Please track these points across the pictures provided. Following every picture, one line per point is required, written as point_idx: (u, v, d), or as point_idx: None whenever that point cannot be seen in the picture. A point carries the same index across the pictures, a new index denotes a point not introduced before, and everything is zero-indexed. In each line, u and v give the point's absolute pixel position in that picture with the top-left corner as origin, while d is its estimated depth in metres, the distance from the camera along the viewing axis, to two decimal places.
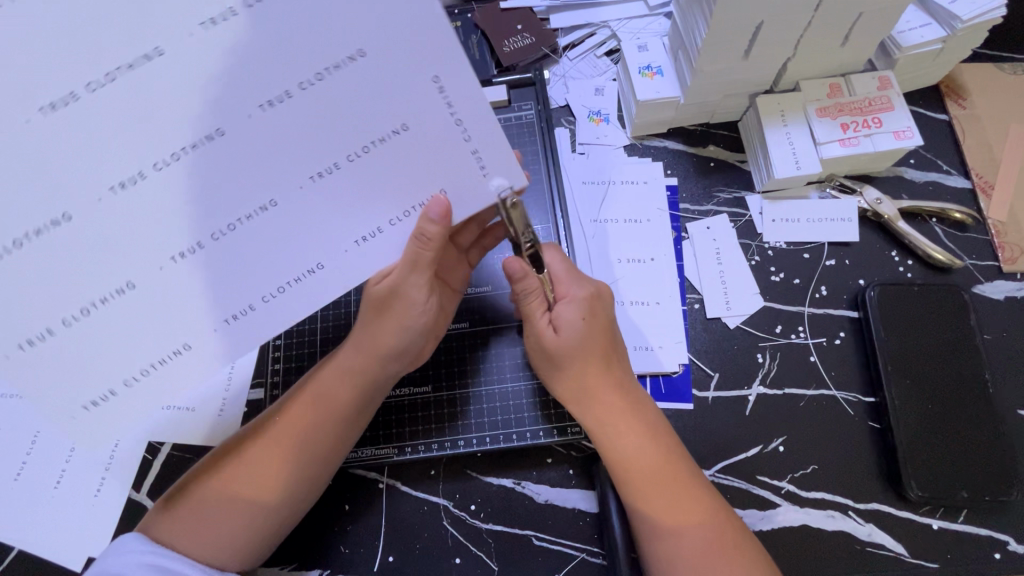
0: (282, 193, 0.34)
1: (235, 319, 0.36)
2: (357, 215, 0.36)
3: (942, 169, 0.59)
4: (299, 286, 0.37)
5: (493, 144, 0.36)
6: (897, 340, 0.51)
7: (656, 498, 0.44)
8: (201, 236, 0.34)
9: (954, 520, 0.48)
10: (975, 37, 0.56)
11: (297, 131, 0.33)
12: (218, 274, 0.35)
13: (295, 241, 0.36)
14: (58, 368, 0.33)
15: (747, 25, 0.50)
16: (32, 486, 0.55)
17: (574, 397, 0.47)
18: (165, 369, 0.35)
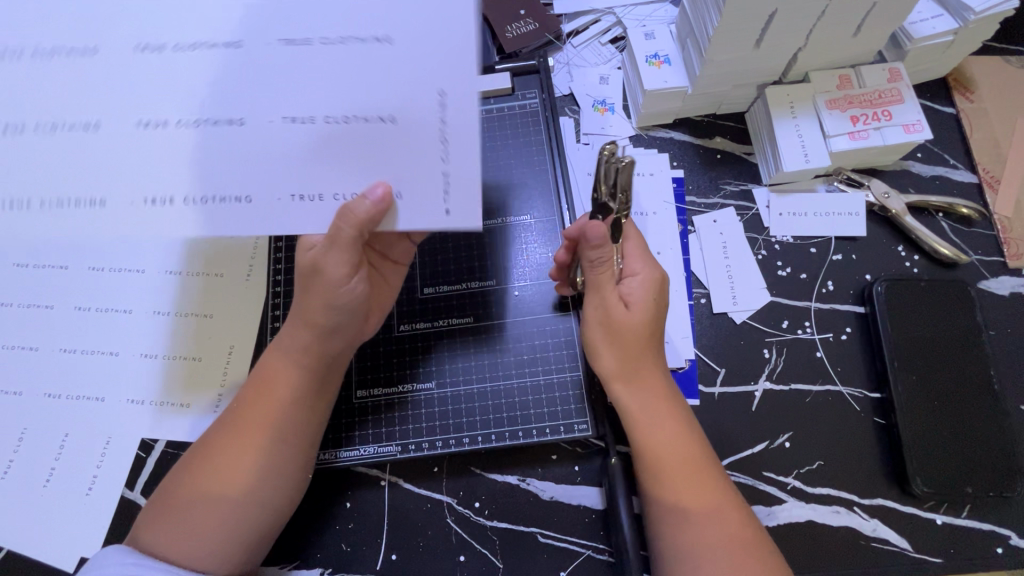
0: (259, 119, 0.37)
1: (153, 202, 0.37)
2: (302, 169, 0.37)
3: (949, 163, 0.59)
4: (229, 206, 0.38)
5: (466, 173, 0.36)
6: (904, 335, 0.51)
7: (677, 479, 0.44)
8: (178, 117, 0.37)
9: (957, 515, 0.49)
10: (985, 29, 0.55)
11: (303, 74, 0.36)
12: (168, 153, 0.37)
13: (249, 163, 0.37)
14: (79, 165, 0.37)
15: (760, 15, 0.48)
16: (20, 485, 0.53)
17: (618, 371, 0.46)
18: (130, 207, 0.37)
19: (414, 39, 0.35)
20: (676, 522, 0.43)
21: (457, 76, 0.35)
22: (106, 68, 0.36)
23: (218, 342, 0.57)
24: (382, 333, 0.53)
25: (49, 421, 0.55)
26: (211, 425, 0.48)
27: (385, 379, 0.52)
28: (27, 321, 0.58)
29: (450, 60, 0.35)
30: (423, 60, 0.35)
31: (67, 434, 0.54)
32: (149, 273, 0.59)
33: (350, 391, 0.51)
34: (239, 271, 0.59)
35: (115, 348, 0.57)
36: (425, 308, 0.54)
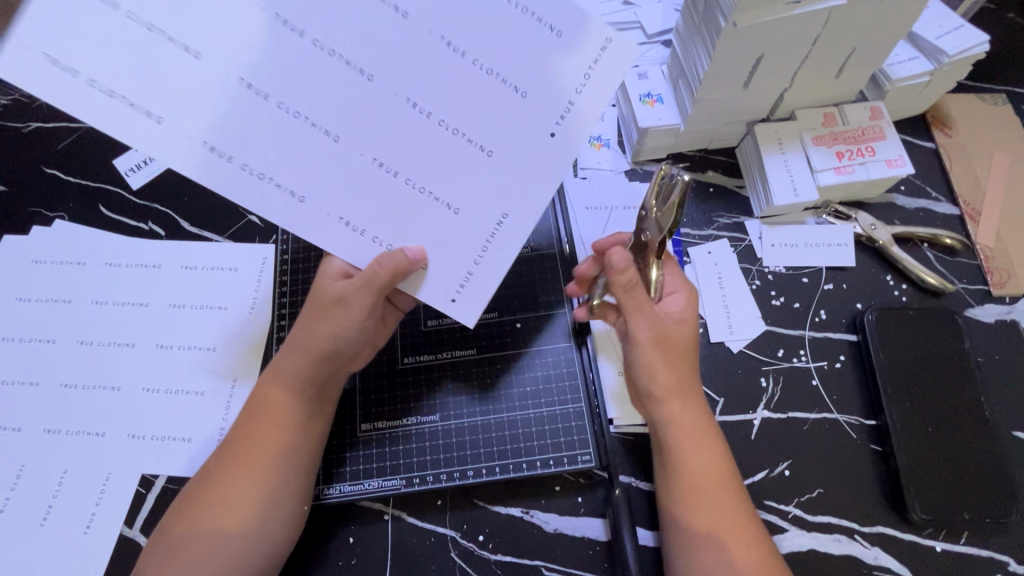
0: (348, 150, 0.40)
1: (215, 152, 0.39)
2: (361, 201, 0.41)
3: (931, 196, 0.61)
4: (257, 177, 0.39)
5: (491, 267, 0.42)
6: (897, 362, 0.53)
7: (716, 503, 0.44)
8: (278, 99, 0.39)
9: (956, 541, 0.49)
10: (959, 70, 0.58)
11: (416, 138, 0.40)
12: (235, 112, 0.38)
13: (313, 173, 0.40)
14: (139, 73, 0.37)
15: (747, 60, 0.51)
16: (16, 524, 0.52)
17: (674, 386, 0.47)
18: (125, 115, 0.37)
19: (509, 154, 0.41)
20: (722, 548, 0.43)
21: (526, 208, 0.41)
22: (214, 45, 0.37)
23: (221, 375, 0.57)
24: (386, 366, 0.53)
25: (49, 457, 0.54)
26: (215, 452, 0.48)
27: (389, 412, 0.52)
28: (28, 355, 0.58)
29: (525, 191, 0.41)
30: (517, 175, 0.41)
31: (66, 469, 0.54)
32: (153, 305, 0.60)
33: (354, 424, 0.52)
34: (244, 304, 0.60)
35: (116, 383, 0.57)
36: (427, 340, 0.54)
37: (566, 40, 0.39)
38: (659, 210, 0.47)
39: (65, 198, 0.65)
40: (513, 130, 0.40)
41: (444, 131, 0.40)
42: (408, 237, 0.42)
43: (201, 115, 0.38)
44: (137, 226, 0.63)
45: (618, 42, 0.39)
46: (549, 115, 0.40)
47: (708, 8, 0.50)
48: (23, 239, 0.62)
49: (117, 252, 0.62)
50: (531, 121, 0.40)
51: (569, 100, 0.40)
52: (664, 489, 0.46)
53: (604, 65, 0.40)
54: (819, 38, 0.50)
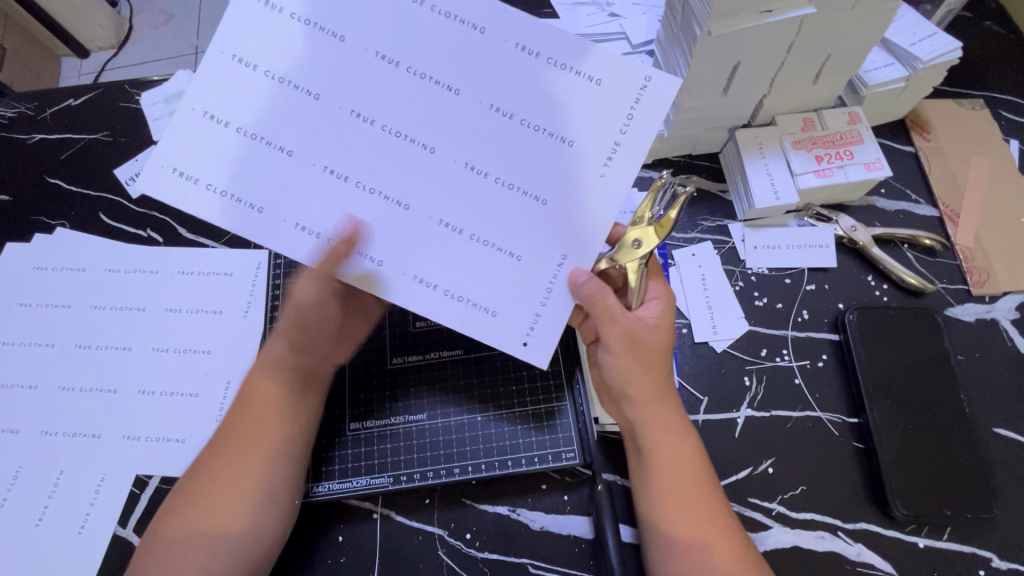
0: (416, 215, 0.41)
1: (303, 231, 0.41)
2: (432, 259, 0.42)
3: (911, 198, 0.63)
4: (337, 246, 0.41)
5: (561, 309, 0.42)
6: (877, 360, 0.54)
7: (694, 502, 0.45)
8: (358, 180, 0.41)
9: (939, 537, 0.49)
10: (934, 76, 0.60)
11: (472, 194, 0.41)
12: (299, 183, 0.41)
13: (383, 235, 0.41)
14: (195, 140, 0.41)
15: (724, 67, 0.53)
16: (12, 522, 0.53)
17: (649, 392, 0.46)
18: (196, 193, 0.41)
19: (564, 196, 0.41)
20: (697, 552, 0.43)
21: (586, 251, 0.41)
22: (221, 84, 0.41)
23: (216, 377, 0.58)
24: (376, 366, 0.55)
25: (46, 458, 0.56)
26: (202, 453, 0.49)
27: (377, 412, 0.53)
28: (27, 359, 0.59)
29: (580, 233, 0.41)
30: (573, 219, 0.41)
31: (62, 470, 0.55)
32: (150, 310, 0.61)
33: (343, 424, 0.52)
34: (238, 309, 0.61)
35: (113, 385, 0.58)
36: (416, 341, 0.56)
37: (606, 87, 0.39)
38: (651, 223, 0.48)
39: (67, 207, 0.67)
40: (566, 175, 0.41)
41: (500, 185, 0.41)
42: (481, 291, 0.42)
43: (261, 177, 0.41)
44: (136, 233, 0.65)
45: (659, 79, 0.39)
46: (599, 155, 0.40)
47: (684, 17, 0.52)
48: (25, 246, 0.64)
49: (116, 258, 0.64)
50: (582, 163, 0.40)
51: (616, 143, 0.40)
52: (644, 490, 0.47)
53: (646, 109, 0.40)
54: (794, 45, 0.52)
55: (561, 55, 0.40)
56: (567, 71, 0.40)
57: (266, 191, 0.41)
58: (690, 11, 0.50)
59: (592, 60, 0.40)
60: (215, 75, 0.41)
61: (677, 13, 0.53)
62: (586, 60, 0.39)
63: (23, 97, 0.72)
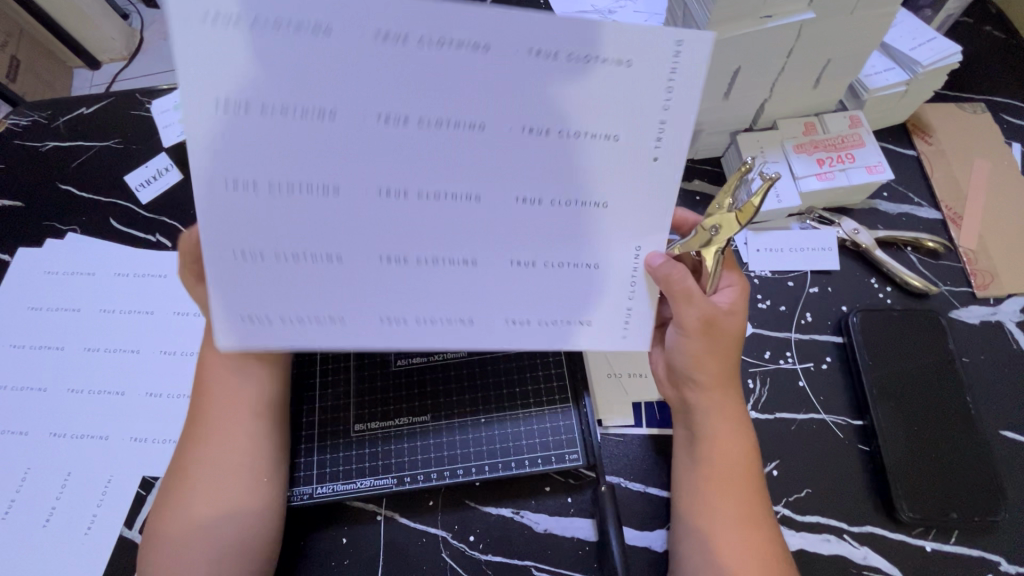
0: (489, 267, 0.39)
1: (389, 322, 0.39)
2: (520, 299, 0.40)
3: (913, 201, 0.63)
4: (445, 322, 0.39)
5: (646, 298, 0.41)
6: (882, 362, 0.53)
7: (738, 489, 0.45)
8: (415, 255, 0.38)
9: (946, 541, 0.49)
10: (935, 80, 0.60)
11: (524, 229, 0.38)
12: (373, 284, 0.38)
13: (469, 296, 0.39)
14: (255, 277, 0.37)
15: (725, 71, 0.53)
16: (20, 523, 0.54)
17: (710, 379, 0.46)
18: (280, 328, 0.38)
19: (620, 191, 0.37)
20: (734, 543, 0.43)
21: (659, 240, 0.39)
22: (240, 207, 0.35)
23: None
24: (380, 367, 0.55)
25: (54, 461, 0.56)
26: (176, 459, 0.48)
27: (381, 413, 0.53)
28: (37, 362, 0.60)
29: (642, 223, 0.39)
30: (632, 218, 0.38)
31: (69, 472, 0.56)
32: (158, 314, 0.62)
33: (348, 424, 0.53)
34: None
35: (121, 389, 0.59)
36: None
37: (637, 67, 0.33)
38: (732, 209, 0.43)
39: (78, 212, 0.68)
40: (607, 172, 0.36)
41: (562, 201, 0.37)
42: (571, 304, 0.41)
43: (335, 284, 0.38)
44: (144, 238, 0.66)
45: (693, 39, 0.33)
46: (645, 144, 0.36)
47: (686, 23, 0.53)
48: (36, 251, 0.65)
49: (125, 263, 0.65)
50: (629, 158, 0.36)
51: (661, 121, 0.35)
52: (689, 473, 0.47)
53: (685, 80, 0.34)
54: (793, 51, 0.52)
55: (566, 49, 0.32)
56: (584, 61, 0.33)
57: (346, 297, 0.38)
58: (691, 17, 0.51)
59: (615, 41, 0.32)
60: (229, 207, 0.35)
61: (678, 19, 0.54)
62: (598, 46, 0.32)
63: (36, 105, 0.73)
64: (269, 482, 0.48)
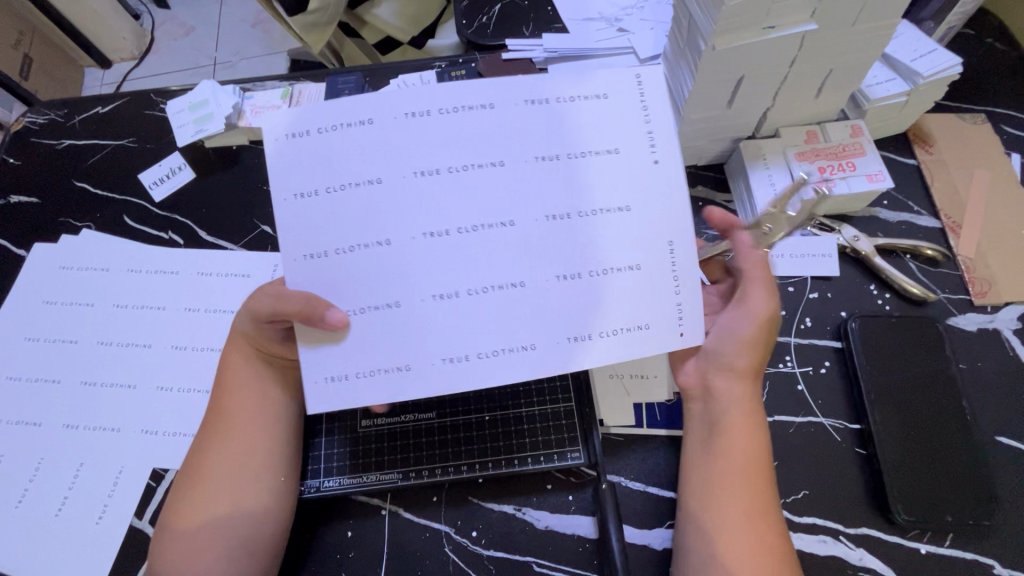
0: (538, 285, 0.40)
1: (451, 362, 0.40)
2: (575, 314, 0.41)
3: (913, 210, 0.64)
4: (501, 355, 0.40)
5: (694, 288, 0.41)
6: (879, 366, 0.54)
7: (754, 475, 0.46)
8: (471, 287, 0.40)
9: (941, 544, 0.50)
10: (935, 91, 0.61)
11: (558, 242, 0.40)
12: (447, 323, 0.40)
13: (523, 315, 0.40)
14: (329, 278, 0.40)
15: (729, 80, 0.54)
16: (33, 511, 0.55)
17: (738, 369, 0.48)
18: (382, 378, 0.40)
19: (630, 189, 0.41)
20: (745, 527, 0.44)
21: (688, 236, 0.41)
22: (304, 212, 0.40)
23: None
24: None
25: (67, 451, 0.57)
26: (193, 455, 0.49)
27: (388, 410, 0.54)
28: (52, 355, 0.61)
29: (663, 220, 0.41)
30: (653, 224, 0.41)
31: (81, 462, 0.57)
32: (169, 309, 0.63)
33: (355, 420, 0.54)
34: None
35: (133, 382, 0.60)
36: None
37: (610, 100, 0.41)
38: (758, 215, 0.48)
39: (93, 209, 0.69)
40: (611, 180, 0.41)
41: (580, 214, 0.41)
42: (625, 312, 0.41)
43: (406, 314, 0.40)
44: (157, 235, 0.68)
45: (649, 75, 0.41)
46: (642, 150, 0.41)
47: (690, 33, 0.54)
48: (51, 246, 0.67)
49: (138, 259, 0.66)
50: (627, 163, 0.41)
51: (648, 131, 0.41)
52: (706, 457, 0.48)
53: (650, 98, 0.41)
54: (796, 60, 0.53)
55: (556, 90, 0.41)
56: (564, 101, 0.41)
57: (420, 336, 0.40)
58: (696, 27, 0.52)
59: (597, 79, 0.41)
60: (296, 210, 0.40)
61: (683, 29, 0.55)
62: (585, 82, 0.41)
63: (53, 104, 0.75)
64: (282, 483, 0.49)
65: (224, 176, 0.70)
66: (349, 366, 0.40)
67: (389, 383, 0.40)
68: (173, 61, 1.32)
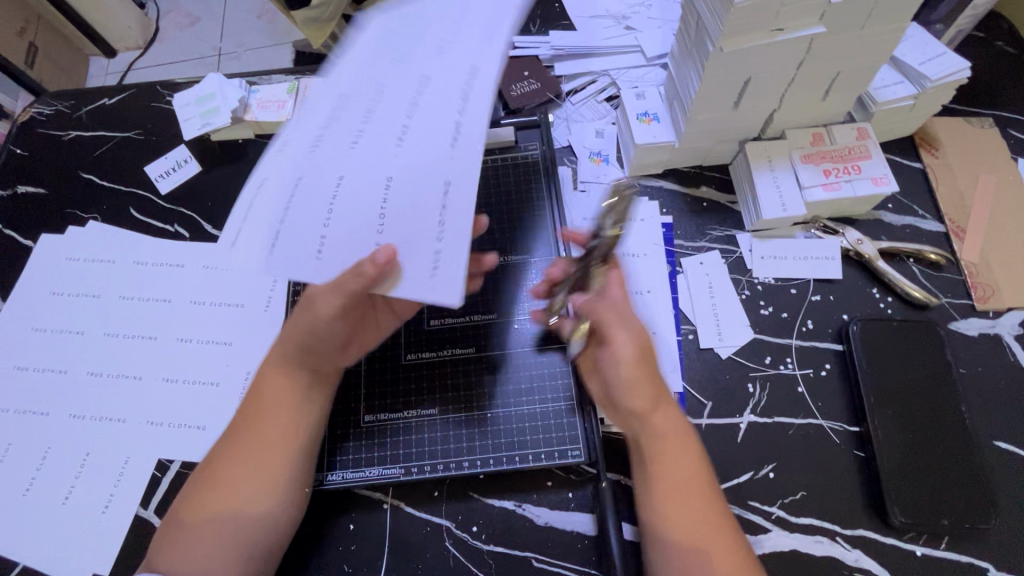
0: (436, 109, 0.43)
1: (456, 142, 0.41)
2: (462, 86, 0.43)
3: (917, 214, 0.64)
4: (460, 117, 0.42)
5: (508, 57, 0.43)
6: (879, 369, 0.55)
7: (689, 502, 0.43)
8: (404, 123, 0.43)
9: (936, 546, 0.50)
10: (942, 95, 0.61)
11: (420, 91, 0.43)
12: (427, 148, 0.42)
13: (452, 107, 0.42)
14: (355, 228, 0.41)
15: (735, 82, 0.54)
16: (40, 499, 0.56)
17: (641, 403, 0.45)
18: (449, 202, 0.40)
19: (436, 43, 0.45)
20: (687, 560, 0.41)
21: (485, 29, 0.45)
22: (273, 244, 0.42)
23: (237, 369, 0.61)
24: (391, 363, 0.57)
25: (73, 440, 0.58)
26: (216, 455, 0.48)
27: (390, 405, 0.55)
28: (58, 346, 0.62)
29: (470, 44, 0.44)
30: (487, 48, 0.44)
31: (88, 451, 0.58)
32: (175, 301, 0.64)
33: (358, 415, 0.55)
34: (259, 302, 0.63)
35: (139, 372, 0.61)
36: (430, 339, 0.58)
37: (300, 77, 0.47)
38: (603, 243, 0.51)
39: (99, 201, 0.70)
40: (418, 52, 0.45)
41: (428, 73, 0.44)
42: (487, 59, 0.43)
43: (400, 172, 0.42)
44: (163, 228, 0.68)
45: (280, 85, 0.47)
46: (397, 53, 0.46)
47: (698, 34, 0.54)
48: (58, 237, 0.68)
49: (144, 251, 0.66)
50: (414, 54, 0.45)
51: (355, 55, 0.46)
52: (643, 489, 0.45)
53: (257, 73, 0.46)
54: (803, 63, 0.53)
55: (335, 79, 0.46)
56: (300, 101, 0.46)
57: (418, 161, 0.42)
58: (704, 29, 0.52)
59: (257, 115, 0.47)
60: (266, 250, 0.42)
61: (691, 29, 0.55)
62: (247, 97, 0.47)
63: (60, 95, 0.75)
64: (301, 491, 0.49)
65: (230, 170, 0.70)
66: (430, 239, 0.40)
67: (462, 203, 0.40)
68: (178, 52, 1.32)
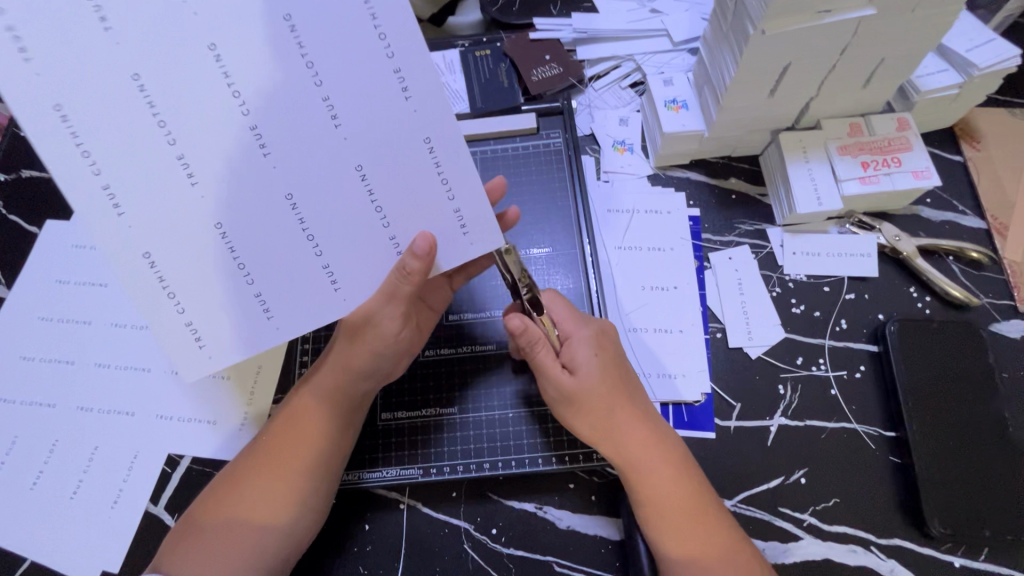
0: (367, 117, 0.37)
1: (431, 146, 0.38)
2: (388, 85, 0.37)
3: (958, 209, 0.61)
4: (419, 121, 0.38)
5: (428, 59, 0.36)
6: (918, 373, 0.52)
7: (668, 510, 0.44)
8: (342, 128, 0.37)
9: (975, 558, 0.48)
10: (989, 84, 0.58)
11: (334, 86, 0.36)
12: (395, 161, 0.38)
13: (398, 115, 0.37)
14: (345, 250, 0.40)
15: (774, 67, 0.51)
16: (48, 494, 0.54)
17: (595, 432, 0.46)
18: (459, 205, 0.40)
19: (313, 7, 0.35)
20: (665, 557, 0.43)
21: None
22: (225, 284, 0.39)
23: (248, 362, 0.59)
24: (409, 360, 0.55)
25: (80, 434, 0.57)
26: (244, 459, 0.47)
27: (408, 403, 0.54)
28: (64, 336, 0.60)
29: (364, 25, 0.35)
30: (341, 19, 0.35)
31: (97, 445, 0.56)
32: None
33: (375, 414, 0.53)
34: None
35: (147, 365, 0.59)
36: (449, 335, 0.56)
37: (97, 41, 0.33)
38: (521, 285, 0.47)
39: None
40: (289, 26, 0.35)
41: (334, 56, 0.36)
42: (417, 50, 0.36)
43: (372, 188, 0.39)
44: None
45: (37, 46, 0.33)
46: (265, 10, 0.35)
47: (737, 16, 0.51)
48: (63, 224, 0.65)
49: None
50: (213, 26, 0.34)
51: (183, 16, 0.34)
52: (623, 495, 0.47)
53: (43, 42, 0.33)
54: (848, 47, 0.50)
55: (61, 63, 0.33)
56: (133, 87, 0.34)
57: (384, 171, 0.38)
58: (745, 10, 0.49)
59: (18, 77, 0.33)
60: (213, 292, 0.39)
61: (729, 12, 0.52)
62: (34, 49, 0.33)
63: None
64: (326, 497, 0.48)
65: None
66: (451, 228, 0.41)
67: (477, 214, 0.41)
68: None
